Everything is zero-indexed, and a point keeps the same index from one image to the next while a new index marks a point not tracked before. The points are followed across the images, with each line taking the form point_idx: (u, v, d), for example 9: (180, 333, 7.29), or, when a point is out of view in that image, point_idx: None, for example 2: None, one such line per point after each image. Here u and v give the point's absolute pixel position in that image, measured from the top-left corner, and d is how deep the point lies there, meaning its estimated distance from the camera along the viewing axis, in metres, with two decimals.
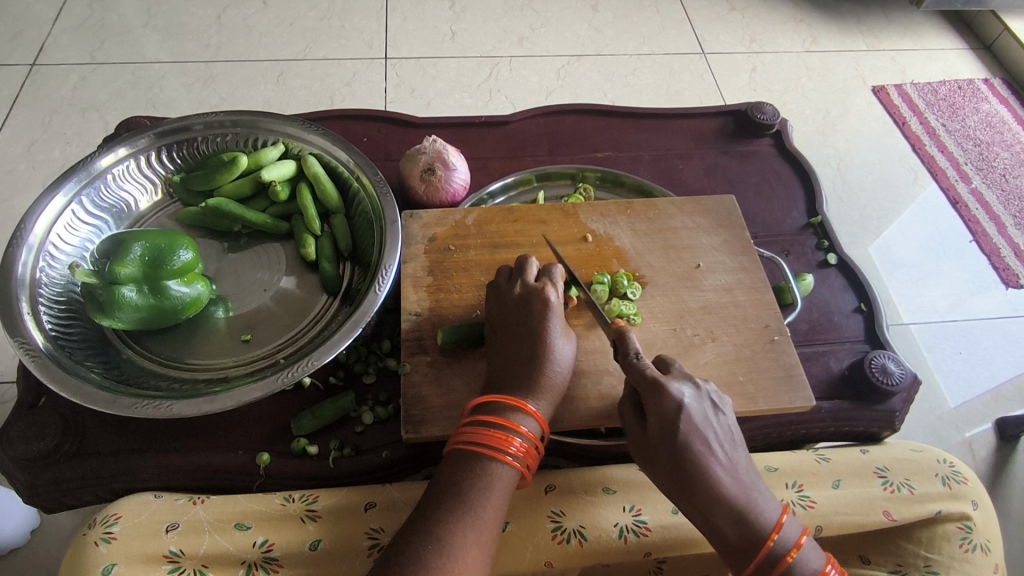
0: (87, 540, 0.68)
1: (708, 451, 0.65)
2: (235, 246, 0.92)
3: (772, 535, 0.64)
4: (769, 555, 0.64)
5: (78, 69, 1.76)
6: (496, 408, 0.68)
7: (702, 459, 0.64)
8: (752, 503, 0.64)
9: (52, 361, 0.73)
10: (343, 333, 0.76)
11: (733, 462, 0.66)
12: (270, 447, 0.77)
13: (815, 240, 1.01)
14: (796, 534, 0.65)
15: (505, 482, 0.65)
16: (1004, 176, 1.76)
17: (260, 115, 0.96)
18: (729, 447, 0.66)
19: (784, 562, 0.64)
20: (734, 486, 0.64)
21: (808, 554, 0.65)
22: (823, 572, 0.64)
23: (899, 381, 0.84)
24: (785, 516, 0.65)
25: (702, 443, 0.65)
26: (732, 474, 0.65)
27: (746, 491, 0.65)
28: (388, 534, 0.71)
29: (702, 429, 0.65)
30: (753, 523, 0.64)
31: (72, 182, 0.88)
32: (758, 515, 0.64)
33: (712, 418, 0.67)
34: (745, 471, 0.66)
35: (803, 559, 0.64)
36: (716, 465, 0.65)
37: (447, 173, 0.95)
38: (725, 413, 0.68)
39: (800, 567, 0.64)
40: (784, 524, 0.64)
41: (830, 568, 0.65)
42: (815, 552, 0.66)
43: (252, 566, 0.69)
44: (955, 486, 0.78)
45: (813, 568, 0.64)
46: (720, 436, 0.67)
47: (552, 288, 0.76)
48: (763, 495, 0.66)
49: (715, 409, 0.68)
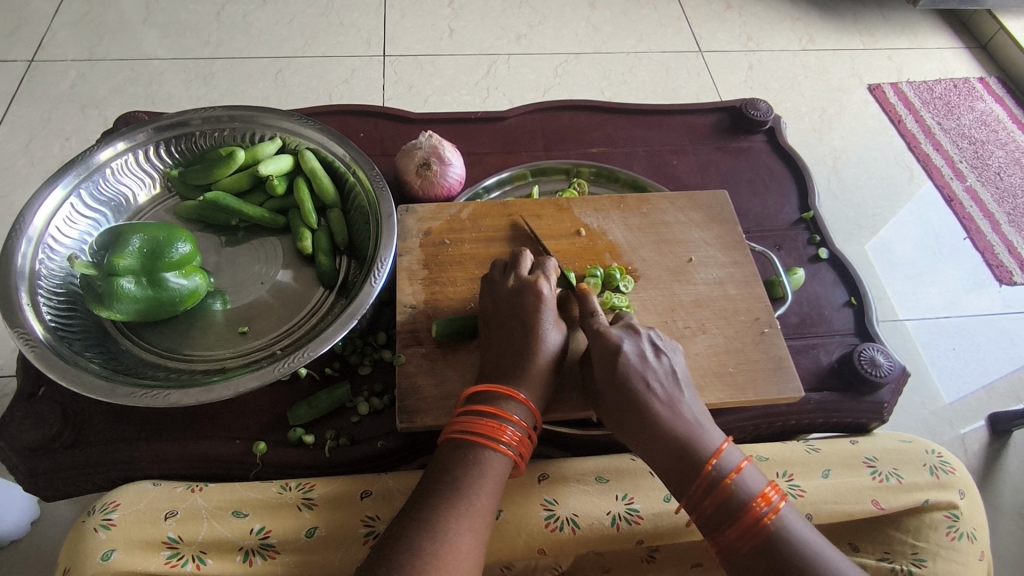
0: (87, 527, 0.70)
1: (646, 387, 0.70)
2: (233, 240, 0.93)
3: (710, 459, 0.67)
4: (708, 478, 0.66)
5: (77, 66, 1.77)
6: (490, 397, 0.70)
7: (638, 393, 0.70)
8: (689, 432, 0.68)
9: (51, 351, 0.74)
10: (339, 325, 0.77)
11: (672, 398, 0.70)
12: (267, 437, 0.78)
13: (807, 235, 1.02)
14: (736, 459, 0.67)
15: (498, 470, 0.66)
16: (998, 174, 1.77)
17: (258, 110, 0.97)
18: (669, 385, 0.71)
19: (722, 485, 0.65)
20: (671, 417, 0.69)
21: (748, 479, 0.66)
22: (762, 493, 0.64)
23: (888, 373, 0.85)
24: (724, 443, 0.68)
25: (639, 379, 0.70)
26: (670, 408, 0.70)
27: (685, 422, 0.69)
28: (383, 522, 0.72)
29: (639, 367, 0.71)
30: (691, 451, 0.67)
31: (71, 176, 0.89)
32: (695, 442, 0.68)
33: (652, 360, 0.72)
34: (686, 406, 0.70)
35: (744, 482, 0.65)
36: (652, 399, 0.70)
37: (442, 167, 0.96)
38: (668, 357, 0.73)
39: (740, 489, 0.65)
40: (723, 451, 0.67)
41: (771, 490, 0.65)
42: (757, 478, 0.66)
43: (249, 553, 0.70)
44: (943, 476, 0.79)
45: (753, 490, 0.65)
46: (660, 375, 0.72)
47: (545, 280, 0.77)
48: (705, 427, 0.69)
49: (656, 352, 0.73)
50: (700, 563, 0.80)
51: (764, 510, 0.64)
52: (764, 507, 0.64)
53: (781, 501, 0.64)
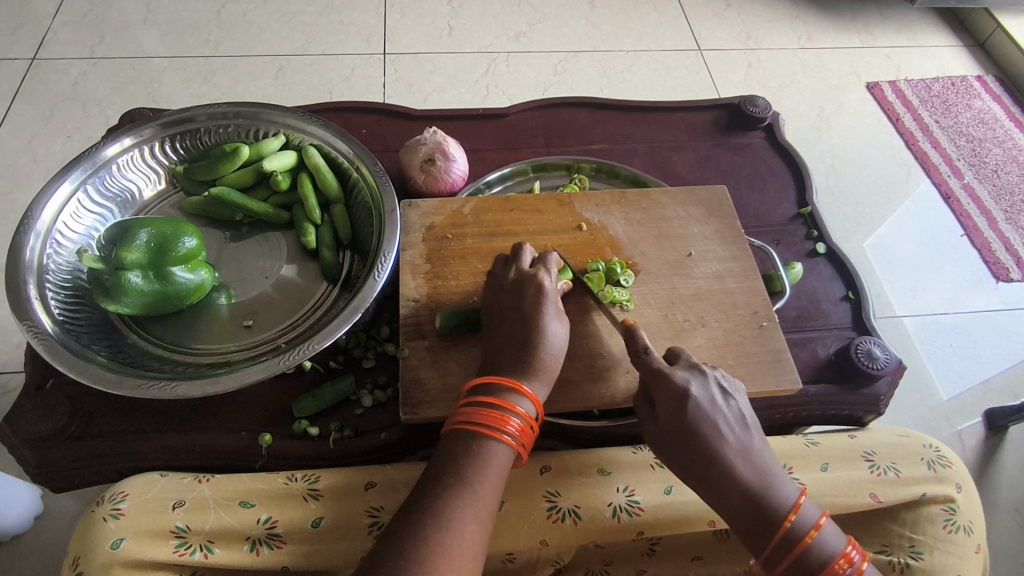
0: (96, 516, 0.70)
1: (719, 436, 0.69)
2: (237, 235, 0.94)
3: (789, 515, 0.67)
4: (787, 535, 0.66)
5: (79, 64, 1.78)
6: (494, 388, 0.71)
7: (711, 442, 0.68)
8: (764, 484, 0.68)
9: (59, 344, 0.75)
10: (343, 318, 0.78)
11: (744, 446, 0.69)
12: (272, 428, 0.79)
13: (805, 231, 1.03)
14: (815, 515, 0.67)
15: (501, 460, 0.67)
16: (996, 171, 1.78)
17: (262, 106, 0.98)
18: (740, 432, 0.70)
19: (801, 542, 0.66)
20: (745, 468, 0.68)
21: (826, 536, 0.67)
22: (843, 553, 0.66)
23: (884, 366, 0.87)
24: (802, 496, 0.68)
25: (710, 427, 0.69)
26: (744, 457, 0.69)
27: (759, 474, 0.68)
28: (387, 513, 0.73)
29: (710, 414, 0.69)
30: (768, 505, 0.67)
31: (78, 171, 0.90)
32: (771, 495, 0.67)
33: (721, 404, 0.71)
34: (758, 455, 0.69)
35: (824, 540, 0.66)
36: (726, 448, 0.68)
37: (447, 163, 0.97)
38: (735, 401, 0.72)
39: (820, 548, 0.66)
40: (801, 505, 0.67)
41: (852, 549, 0.66)
42: (835, 534, 0.67)
43: (256, 542, 0.71)
44: (940, 470, 0.80)
45: (834, 549, 0.66)
46: (730, 421, 0.70)
47: (546, 274, 0.78)
48: (779, 478, 0.69)
49: (724, 395, 0.72)
50: (701, 556, 0.81)
51: (846, 570, 0.65)
52: (846, 567, 0.65)
53: (862, 562, 0.66)
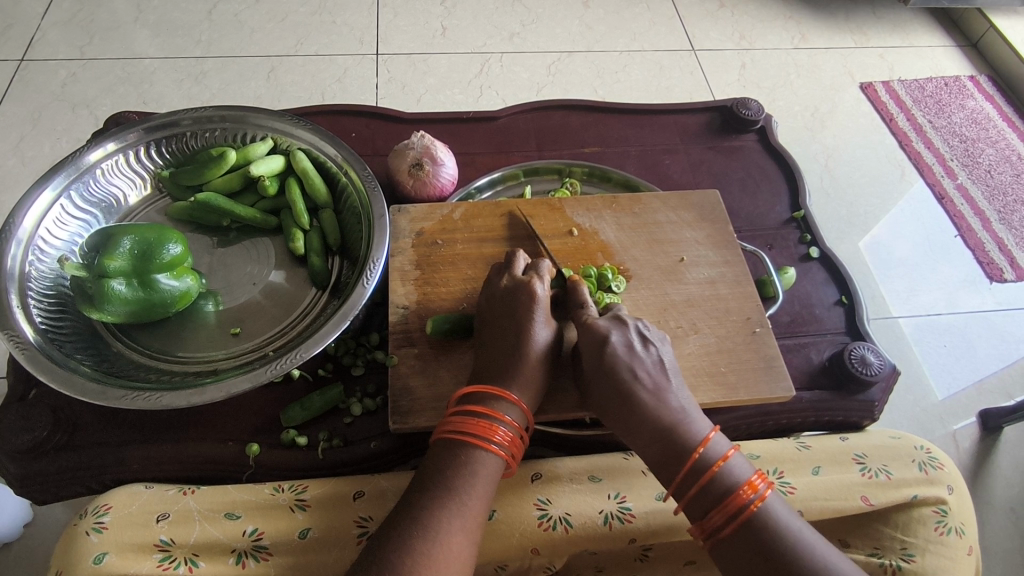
0: (79, 530, 0.69)
1: (633, 377, 0.71)
2: (225, 240, 0.93)
3: (698, 447, 0.67)
4: (694, 465, 0.67)
5: (68, 65, 1.76)
6: (481, 397, 0.70)
7: (624, 383, 0.70)
8: (676, 421, 0.69)
9: (41, 354, 0.74)
10: (332, 326, 0.76)
11: (660, 388, 0.71)
12: (259, 438, 0.78)
13: (798, 235, 1.02)
14: (723, 447, 0.68)
15: (490, 469, 0.67)
16: (989, 171, 1.79)
17: (249, 110, 0.97)
18: (657, 375, 0.72)
19: (708, 472, 0.66)
20: (658, 406, 0.70)
21: (734, 467, 0.67)
22: (748, 481, 0.65)
23: (878, 372, 0.86)
24: (712, 432, 0.69)
25: (626, 369, 0.71)
26: (657, 396, 0.70)
27: (672, 412, 0.69)
28: (376, 523, 0.72)
29: (625, 357, 0.71)
30: (678, 439, 0.68)
31: (61, 177, 0.88)
32: (682, 432, 0.68)
33: (639, 350, 0.73)
34: (672, 395, 0.71)
35: (730, 470, 0.66)
36: (638, 387, 0.70)
37: (434, 168, 0.96)
38: (656, 347, 0.74)
39: (727, 477, 0.66)
40: (711, 438, 0.68)
41: (758, 479, 0.66)
42: (744, 467, 0.67)
43: (242, 555, 0.70)
44: (932, 472, 0.80)
45: (740, 478, 0.66)
46: (647, 364, 0.72)
47: (539, 281, 0.76)
48: (692, 416, 0.70)
49: (643, 342, 0.73)
50: (693, 560, 0.80)
51: (749, 497, 0.64)
52: (750, 494, 0.64)
53: (768, 490, 0.65)
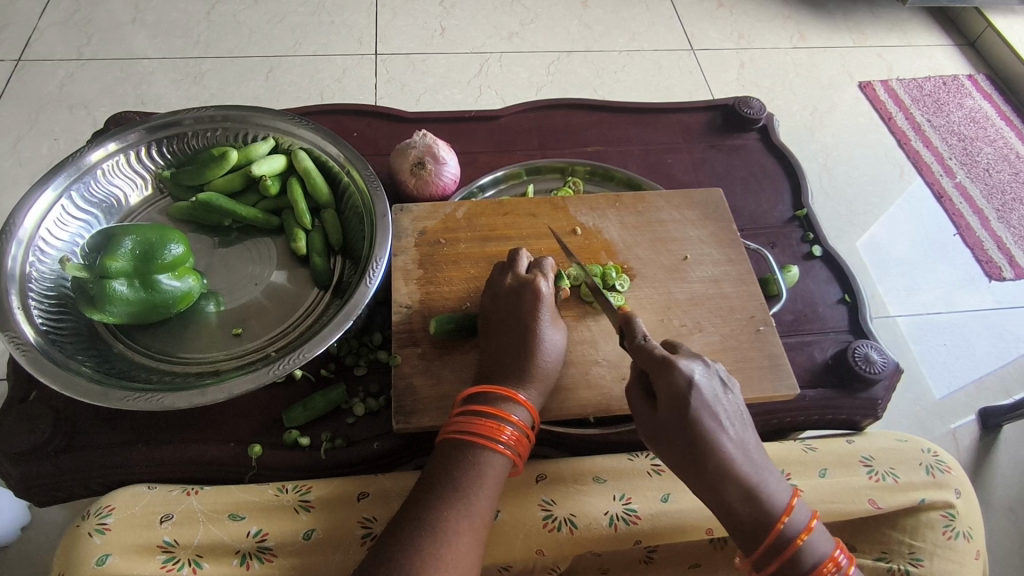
0: (82, 531, 0.69)
1: (718, 428, 0.65)
2: (226, 241, 0.92)
3: (783, 517, 0.63)
4: (779, 537, 0.63)
5: (65, 66, 1.75)
6: (490, 398, 0.69)
7: (712, 435, 0.64)
8: (762, 482, 0.64)
9: (42, 355, 0.73)
10: (335, 326, 0.76)
11: (743, 440, 0.66)
12: (262, 439, 0.77)
13: (800, 233, 1.02)
14: (806, 517, 0.64)
15: (497, 469, 0.66)
16: (988, 170, 1.79)
17: (251, 110, 0.96)
18: (739, 426, 0.67)
19: (792, 545, 0.63)
20: (745, 462, 0.64)
21: (816, 539, 0.64)
22: (830, 556, 0.63)
23: (881, 370, 0.86)
24: (795, 499, 0.64)
25: (711, 419, 0.65)
26: (742, 450, 0.65)
27: (757, 470, 0.65)
28: (380, 524, 0.72)
29: (712, 405, 0.66)
30: (764, 504, 0.63)
31: (62, 177, 0.88)
32: (768, 494, 0.64)
33: (721, 396, 0.67)
34: (754, 449, 0.66)
35: (813, 544, 0.63)
36: (726, 441, 0.65)
37: (437, 167, 0.96)
38: (733, 393, 0.69)
39: (810, 552, 0.63)
40: (793, 507, 0.64)
41: (839, 553, 0.64)
42: (823, 537, 0.65)
43: (246, 556, 0.70)
44: (939, 475, 0.79)
45: (821, 552, 0.63)
46: (730, 413, 0.67)
47: (543, 279, 0.76)
48: (775, 476, 0.65)
49: (724, 388, 0.68)
50: (699, 563, 0.80)
51: (833, 575, 0.63)
52: (833, 570, 0.63)
53: (849, 565, 0.64)
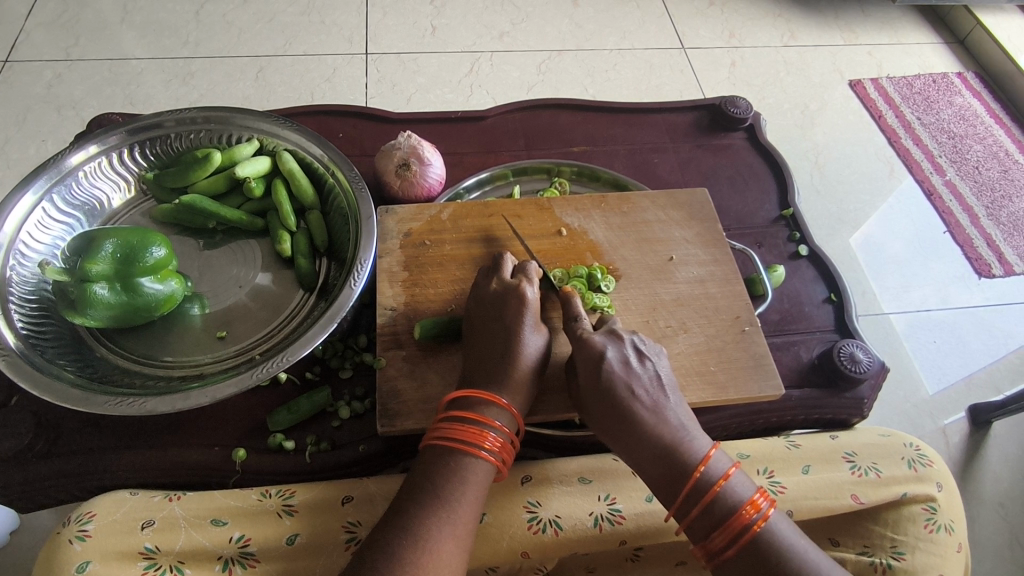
0: (62, 538, 0.68)
1: (631, 394, 0.70)
2: (211, 243, 0.92)
3: (698, 466, 0.66)
4: (696, 485, 0.66)
5: (54, 66, 1.74)
6: (472, 402, 0.69)
7: (623, 401, 0.69)
8: (676, 440, 0.68)
9: (22, 360, 0.73)
10: (318, 328, 0.76)
11: (658, 404, 0.70)
12: (246, 443, 0.77)
13: (787, 232, 1.02)
14: (724, 465, 0.67)
15: (479, 476, 0.66)
16: (977, 168, 1.80)
17: (234, 111, 0.96)
18: (655, 392, 0.71)
19: (710, 492, 0.65)
20: (657, 424, 0.69)
21: (735, 485, 0.66)
22: (751, 501, 0.65)
23: (866, 369, 0.86)
24: (712, 450, 0.68)
25: (623, 387, 0.70)
26: (655, 413, 0.69)
27: (670, 430, 0.68)
28: (364, 528, 0.72)
29: (622, 374, 0.70)
30: (679, 458, 0.67)
31: (43, 180, 0.87)
32: (683, 451, 0.67)
33: (636, 365, 0.72)
34: (670, 411, 0.70)
35: (731, 489, 0.66)
36: (637, 405, 0.69)
37: (422, 168, 0.95)
38: (652, 361, 0.73)
39: (728, 496, 0.65)
40: (711, 456, 0.67)
41: (760, 497, 0.65)
42: (745, 484, 0.67)
43: (229, 562, 0.70)
44: (921, 469, 0.80)
45: (741, 497, 0.65)
46: (644, 380, 0.71)
47: (529, 285, 0.76)
48: (692, 433, 0.69)
49: (640, 357, 0.72)
50: (684, 561, 0.80)
51: (753, 517, 0.64)
52: (753, 513, 0.64)
53: (770, 507, 0.64)
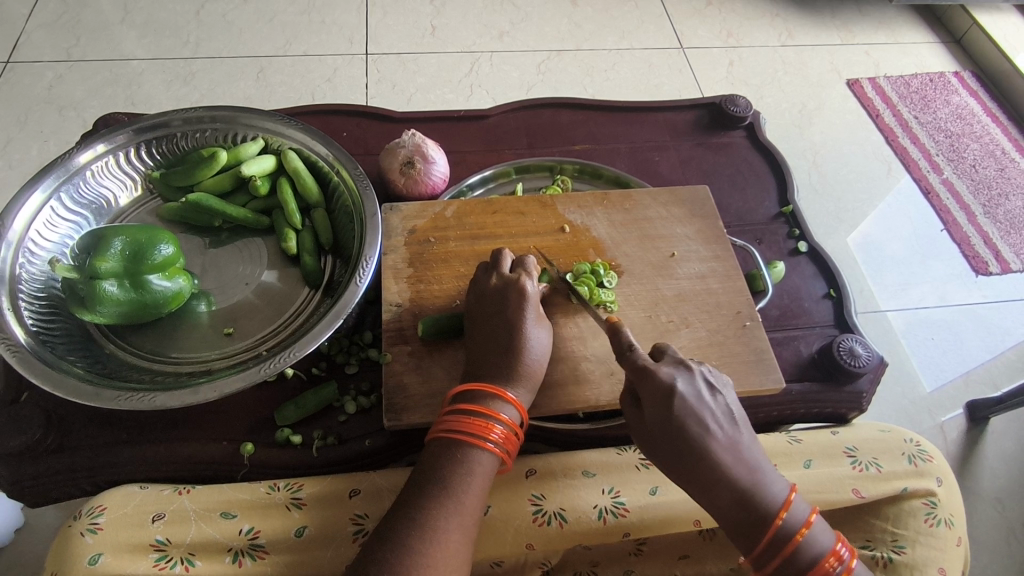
0: (74, 531, 0.69)
1: (706, 431, 0.67)
2: (216, 241, 0.93)
3: (780, 513, 0.65)
4: (778, 533, 0.65)
5: (55, 67, 1.75)
6: (477, 396, 0.70)
7: (698, 439, 0.67)
8: (755, 481, 0.66)
9: (33, 356, 0.74)
10: (326, 324, 0.77)
11: (733, 441, 0.68)
12: (253, 438, 0.78)
13: (786, 229, 1.03)
14: (805, 512, 0.66)
15: (485, 468, 0.67)
16: (974, 166, 1.81)
17: (239, 110, 0.97)
18: (729, 427, 0.69)
19: (792, 540, 0.65)
20: (735, 463, 0.66)
21: (817, 533, 0.66)
22: (833, 550, 0.65)
23: (866, 363, 0.87)
24: (793, 494, 0.67)
25: (696, 423, 0.67)
26: (733, 452, 0.67)
27: (748, 471, 0.67)
28: (372, 520, 0.73)
29: (697, 409, 0.68)
30: (758, 501, 0.66)
31: (51, 179, 0.88)
32: (761, 494, 0.66)
33: (708, 398, 0.69)
34: (746, 449, 0.68)
35: (813, 538, 0.65)
36: (715, 443, 0.67)
37: (426, 166, 0.96)
38: (723, 395, 0.71)
39: (811, 546, 0.65)
40: (792, 502, 0.66)
41: (841, 546, 0.65)
42: (825, 531, 0.66)
43: (238, 554, 0.70)
44: (921, 464, 0.81)
45: (823, 546, 0.65)
46: (718, 415, 0.69)
47: (528, 279, 0.78)
48: (768, 475, 0.67)
49: (711, 390, 0.70)
50: (688, 554, 0.80)
51: (836, 568, 0.64)
52: (835, 565, 0.64)
53: (851, 558, 0.65)
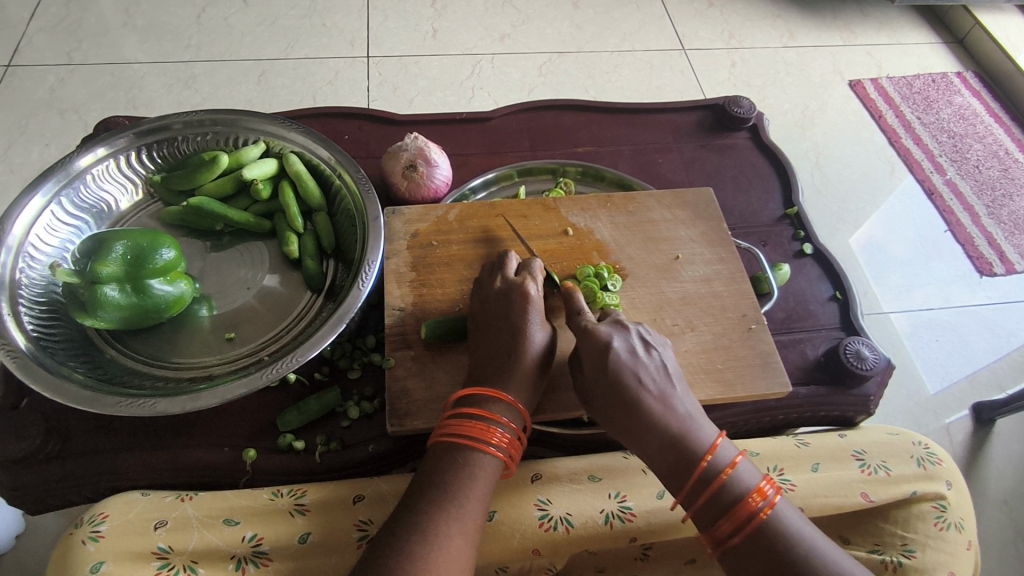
0: (75, 539, 0.69)
1: (638, 384, 0.70)
2: (218, 245, 0.92)
3: (705, 455, 0.67)
4: (703, 474, 0.66)
5: (56, 71, 1.74)
6: (480, 400, 0.70)
7: (630, 390, 0.69)
8: (684, 429, 0.68)
9: (33, 362, 0.73)
10: (328, 329, 0.76)
11: (665, 393, 0.70)
12: (257, 444, 0.77)
13: (791, 231, 1.03)
14: (730, 454, 0.67)
15: (487, 472, 0.66)
16: (977, 167, 1.80)
17: (240, 114, 0.96)
18: (662, 380, 0.71)
19: (716, 480, 0.66)
20: (665, 413, 0.69)
21: (743, 474, 0.66)
22: (756, 488, 0.65)
23: (873, 366, 0.86)
24: (719, 438, 0.68)
25: (630, 376, 0.70)
26: (663, 403, 0.69)
27: (678, 419, 0.69)
28: (376, 526, 0.72)
29: (629, 364, 0.70)
30: (687, 446, 0.67)
31: (51, 183, 0.88)
32: (691, 440, 0.68)
33: (642, 355, 0.72)
34: (677, 400, 0.70)
35: (737, 477, 0.66)
36: (645, 395, 0.69)
37: (428, 169, 0.96)
38: (659, 352, 0.73)
39: (735, 485, 0.66)
40: (718, 446, 0.67)
41: (766, 484, 0.65)
42: (751, 473, 0.67)
43: (242, 561, 0.70)
44: (930, 468, 0.80)
45: (748, 486, 0.66)
46: (651, 370, 0.71)
47: (532, 281, 0.77)
48: (699, 422, 0.69)
49: (646, 348, 0.73)
50: (694, 559, 0.79)
51: (759, 504, 0.64)
52: (759, 502, 0.64)
53: (775, 494, 0.65)
